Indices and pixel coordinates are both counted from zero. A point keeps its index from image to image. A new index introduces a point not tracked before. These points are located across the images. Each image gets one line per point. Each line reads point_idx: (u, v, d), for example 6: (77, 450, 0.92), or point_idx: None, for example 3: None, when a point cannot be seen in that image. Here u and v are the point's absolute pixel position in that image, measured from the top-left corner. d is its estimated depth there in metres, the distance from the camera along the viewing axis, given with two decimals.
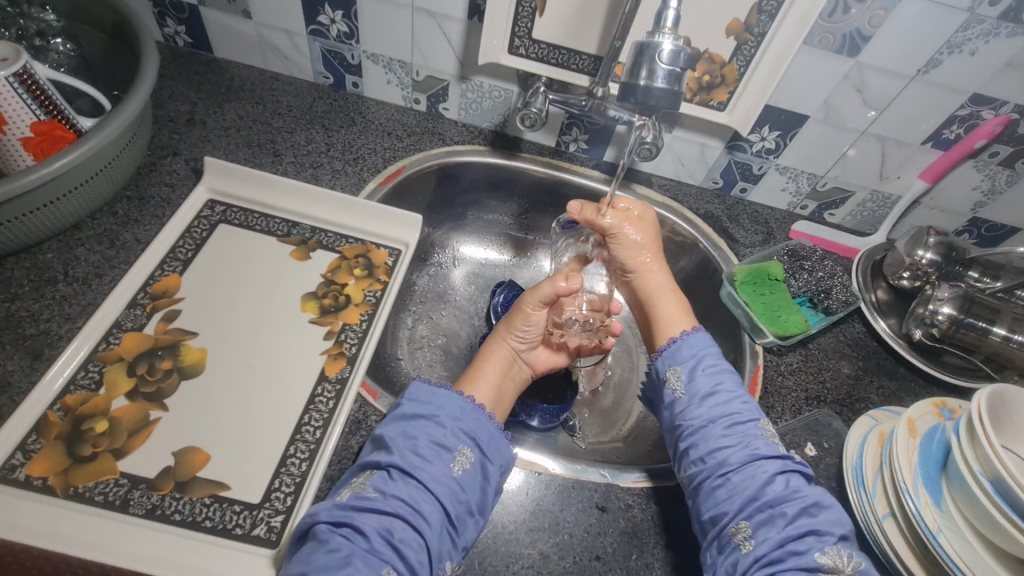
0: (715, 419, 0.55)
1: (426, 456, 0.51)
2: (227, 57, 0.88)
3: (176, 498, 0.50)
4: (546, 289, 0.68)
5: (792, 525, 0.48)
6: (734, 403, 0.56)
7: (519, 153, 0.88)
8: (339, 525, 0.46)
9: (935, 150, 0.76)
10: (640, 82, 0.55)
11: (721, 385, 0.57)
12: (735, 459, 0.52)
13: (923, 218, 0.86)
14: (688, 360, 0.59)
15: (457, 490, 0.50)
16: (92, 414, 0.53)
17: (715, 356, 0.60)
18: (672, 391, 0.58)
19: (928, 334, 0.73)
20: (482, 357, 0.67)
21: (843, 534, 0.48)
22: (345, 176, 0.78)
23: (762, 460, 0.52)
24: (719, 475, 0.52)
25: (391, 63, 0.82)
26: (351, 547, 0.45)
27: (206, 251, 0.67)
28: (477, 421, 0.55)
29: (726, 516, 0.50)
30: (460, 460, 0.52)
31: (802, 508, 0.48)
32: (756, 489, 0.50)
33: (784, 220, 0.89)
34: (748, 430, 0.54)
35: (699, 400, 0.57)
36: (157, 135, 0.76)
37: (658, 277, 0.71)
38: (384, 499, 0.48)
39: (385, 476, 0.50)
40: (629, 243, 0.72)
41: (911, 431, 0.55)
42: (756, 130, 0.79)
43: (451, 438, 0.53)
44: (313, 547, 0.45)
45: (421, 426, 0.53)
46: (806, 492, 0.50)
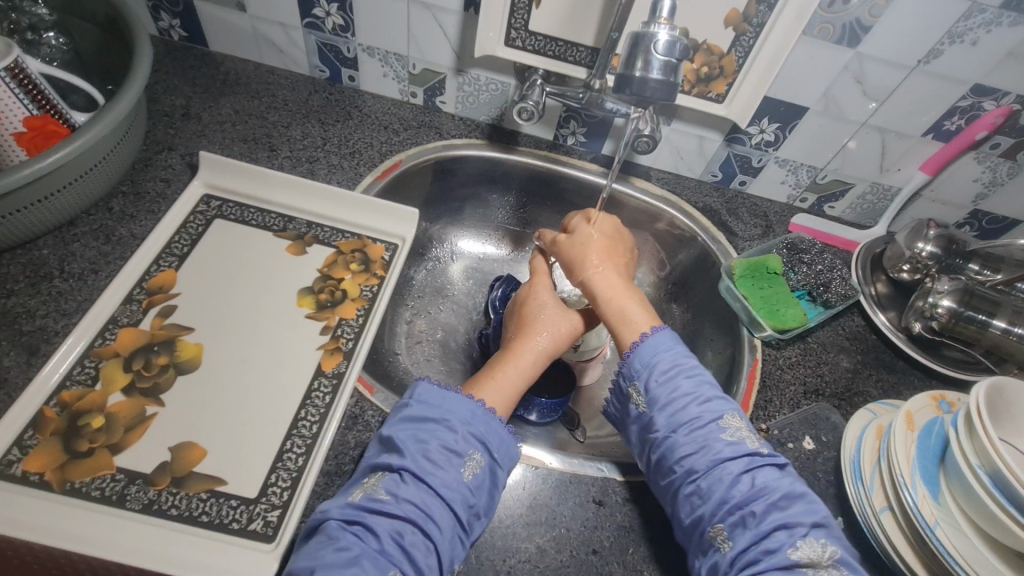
0: (677, 427, 0.53)
1: (438, 461, 0.50)
2: (222, 51, 0.87)
3: (173, 493, 0.50)
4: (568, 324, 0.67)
5: (763, 523, 0.47)
6: (691, 408, 0.54)
7: (516, 146, 0.87)
8: (350, 524, 0.46)
9: (936, 142, 0.75)
10: (636, 74, 0.55)
11: (677, 392, 0.55)
12: (701, 465, 0.51)
13: (924, 210, 0.86)
14: (641, 372, 0.57)
15: (468, 495, 0.50)
16: (88, 409, 0.53)
17: (673, 356, 0.57)
18: (634, 405, 0.57)
19: (927, 327, 0.73)
20: (506, 357, 0.63)
21: (813, 523, 0.48)
22: (341, 171, 0.78)
23: (727, 463, 0.51)
24: (691, 482, 0.51)
25: (387, 56, 0.82)
26: (361, 546, 0.45)
27: (202, 246, 0.67)
28: (489, 426, 0.53)
29: (704, 521, 0.49)
30: (470, 464, 0.51)
31: (770, 505, 0.48)
32: (724, 492, 0.49)
33: (783, 213, 0.89)
34: (708, 433, 0.53)
35: (658, 409, 0.55)
36: (152, 130, 0.76)
37: (594, 283, 0.66)
38: (397, 503, 0.47)
39: (397, 478, 0.49)
40: (569, 256, 0.70)
41: (909, 425, 0.55)
42: (755, 122, 0.78)
43: (463, 443, 0.52)
44: (322, 543, 0.45)
45: (432, 430, 0.52)
46: (775, 486, 0.49)
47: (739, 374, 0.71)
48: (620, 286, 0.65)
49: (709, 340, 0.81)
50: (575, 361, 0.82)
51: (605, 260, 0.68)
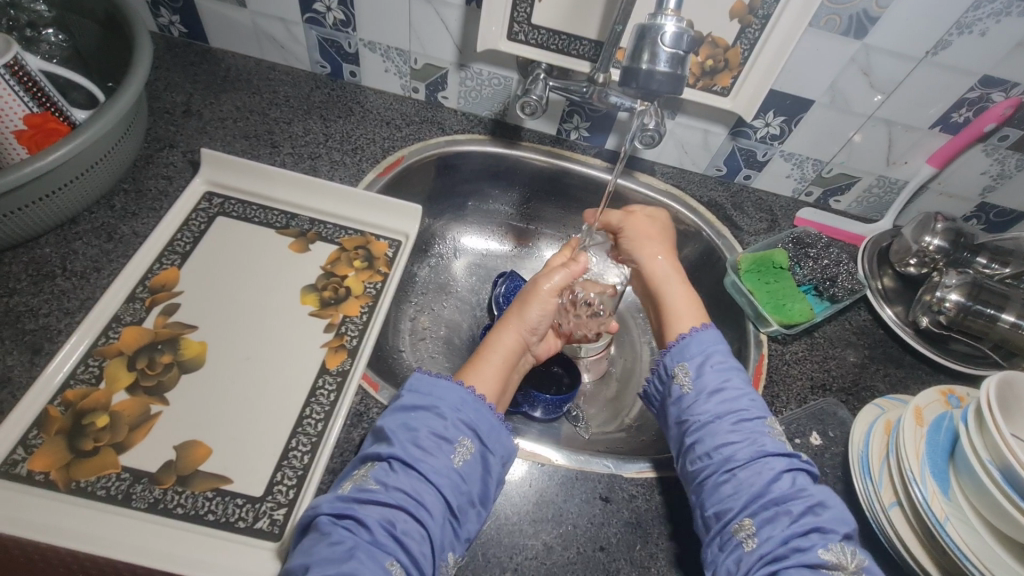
0: (723, 415, 0.54)
1: (428, 448, 0.51)
2: (222, 47, 0.87)
3: (178, 492, 0.50)
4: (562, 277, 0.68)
5: (798, 522, 0.47)
6: (743, 400, 0.55)
7: (519, 141, 0.87)
8: (341, 517, 0.47)
9: (943, 134, 0.75)
10: (642, 66, 0.54)
11: (728, 383, 0.56)
12: (743, 456, 0.51)
13: (931, 203, 0.85)
14: (696, 357, 0.58)
15: (457, 481, 0.51)
16: (92, 408, 0.52)
17: (725, 352, 0.59)
18: (680, 386, 0.58)
19: (935, 321, 0.72)
20: (486, 345, 0.64)
21: (845, 533, 0.47)
22: (343, 167, 0.78)
23: (769, 458, 0.51)
24: (725, 471, 0.51)
25: (389, 51, 0.81)
26: (353, 539, 0.45)
27: (205, 243, 0.67)
28: (478, 413, 0.55)
29: (730, 513, 0.49)
30: (460, 451, 0.53)
31: (806, 507, 0.48)
32: (763, 485, 0.49)
33: (789, 208, 0.88)
34: (755, 426, 0.53)
35: (707, 395, 0.56)
36: (153, 127, 0.75)
37: (660, 264, 0.71)
38: (387, 491, 0.48)
39: (386, 467, 0.50)
40: (637, 236, 0.73)
41: (918, 420, 0.54)
42: (760, 116, 0.77)
43: (452, 430, 0.53)
44: (314, 539, 0.45)
45: (421, 418, 0.53)
46: (811, 492, 0.49)
47: (746, 369, 0.71)
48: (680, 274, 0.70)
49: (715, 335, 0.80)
50: (579, 357, 0.85)
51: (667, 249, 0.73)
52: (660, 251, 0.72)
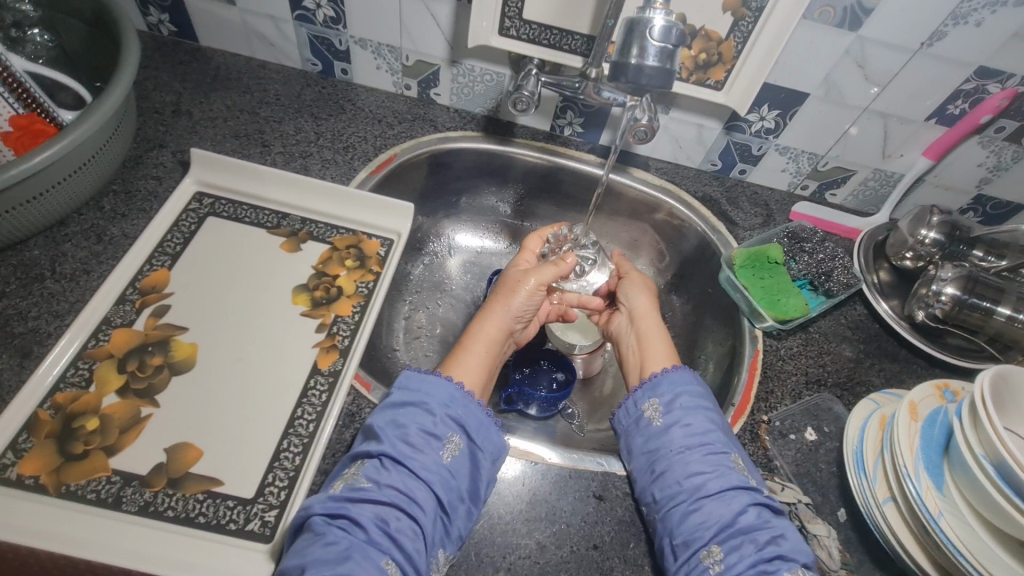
0: (693, 446, 0.56)
1: (417, 445, 0.51)
2: (212, 46, 0.86)
3: (169, 494, 0.50)
4: (550, 272, 0.70)
5: (763, 550, 0.49)
6: (711, 433, 0.57)
7: (512, 138, 0.86)
8: (334, 517, 0.47)
9: (939, 126, 0.74)
10: (631, 61, 0.54)
11: (698, 416, 0.58)
12: (713, 487, 0.53)
13: (927, 196, 0.84)
14: (666, 393, 0.60)
15: (447, 477, 0.51)
16: (83, 412, 0.52)
17: (695, 388, 0.60)
18: (649, 418, 0.59)
19: (930, 315, 0.72)
20: (469, 333, 0.65)
21: (805, 562, 0.49)
22: (334, 166, 0.77)
23: (736, 491, 0.53)
24: (695, 501, 0.52)
25: (380, 48, 0.81)
26: (348, 539, 0.45)
27: (195, 244, 0.67)
28: (466, 409, 0.55)
29: (699, 540, 0.50)
30: (449, 447, 0.53)
31: (772, 536, 0.50)
32: (731, 517, 0.51)
33: (784, 202, 0.88)
34: (722, 458, 0.55)
35: (678, 428, 0.57)
36: (142, 127, 0.75)
37: (647, 312, 0.73)
38: (379, 489, 0.48)
39: (377, 465, 0.50)
40: (636, 282, 0.76)
41: (912, 415, 0.54)
42: (755, 109, 0.77)
43: (441, 426, 0.53)
44: (308, 540, 0.45)
45: (410, 414, 0.53)
46: (774, 522, 0.51)
47: (740, 365, 0.70)
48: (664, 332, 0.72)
49: (709, 330, 0.80)
50: (574, 353, 0.84)
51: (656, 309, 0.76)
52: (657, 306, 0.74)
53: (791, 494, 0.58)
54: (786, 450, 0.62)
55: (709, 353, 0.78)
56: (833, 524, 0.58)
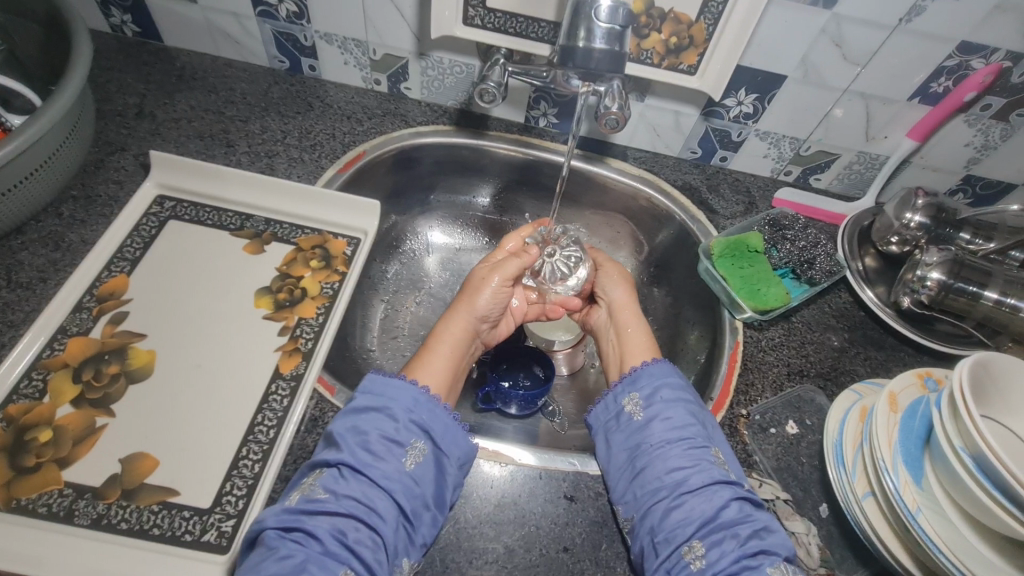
0: (673, 440, 0.54)
1: (378, 452, 0.50)
2: (178, 46, 0.84)
3: (123, 506, 0.48)
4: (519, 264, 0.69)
5: (746, 545, 0.47)
6: (691, 427, 0.55)
7: (485, 131, 0.84)
8: (289, 530, 0.45)
9: (922, 105, 0.72)
10: (579, 44, 0.52)
11: (676, 409, 0.56)
12: (694, 482, 0.51)
13: (914, 178, 0.82)
14: (644, 387, 0.58)
15: (410, 484, 0.49)
16: (35, 423, 0.51)
17: (673, 380, 0.59)
18: (628, 414, 0.57)
19: (916, 301, 0.70)
20: (435, 336, 0.63)
21: (787, 555, 0.48)
22: (301, 165, 0.75)
23: (718, 485, 0.51)
24: (676, 497, 0.50)
25: (346, 43, 0.78)
26: (303, 552, 0.44)
27: (156, 249, 0.65)
28: (431, 413, 0.53)
29: (680, 537, 0.48)
30: (413, 453, 0.51)
31: (754, 530, 0.48)
32: (712, 511, 0.49)
33: (767, 188, 0.85)
34: (703, 452, 0.53)
35: (657, 423, 0.55)
36: (103, 131, 0.73)
37: (626, 304, 0.72)
38: (337, 500, 0.47)
39: (335, 475, 0.49)
40: (612, 275, 0.75)
41: (892, 406, 0.52)
42: (731, 94, 0.74)
43: (404, 432, 0.51)
44: (260, 555, 0.44)
45: (372, 420, 0.51)
46: (757, 516, 0.50)
47: (721, 357, 0.68)
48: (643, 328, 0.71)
49: (690, 322, 0.78)
50: (555, 349, 0.83)
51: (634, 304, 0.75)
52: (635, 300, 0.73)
53: (770, 490, 0.56)
54: (767, 445, 0.60)
55: (690, 346, 0.76)
56: (815, 520, 0.56)
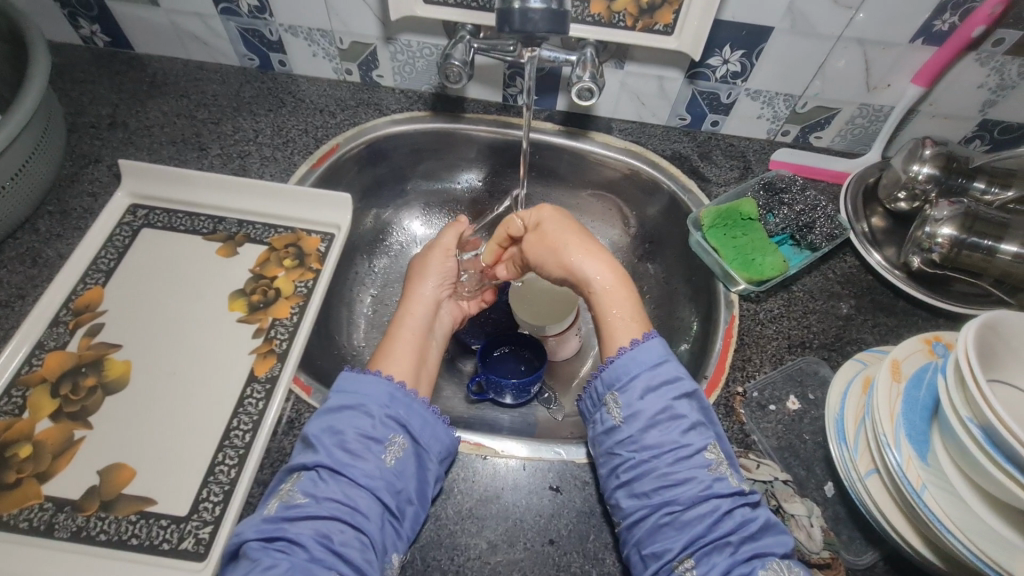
0: (663, 452, 0.49)
1: (356, 450, 0.48)
2: (148, 52, 0.81)
3: (102, 518, 0.49)
4: (450, 235, 0.69)
5: (738, 552, 0.45)
6: (681, 434, 0.49)
7: (463, 114, 0.80)
8: (271, 540, 0.44)
9: (927, 47, 0.66)
10: (514, 6, 0.51)
11: (665, 415, 0.50)
12: (686, 496, 0.47)
13: (923, 128, 0.76)
14: (627, 384, 0.52)
15: (393, 481, 0.48)
16: (15, 439, 0.51)
17: (664, 374, 0.52)
18: (612, 417, 0.52)
19: (927, 260, 0.64)
20: (398, 321, 0.61)
21: (784, 552, 0.45)
22: (274, 163, 0.74)
23: (713, 498, 0.47)
24: (666, 512, 0.47)
25: (311, 34, 0.75)
26: (288, 560, 0.42)
27: (130, 259, 0.65)
28: (408, 408, 0.51)
29: (670, 551, 0.45)
30: (392, 449, 0.49)
31: (746, 535, 0.45)
32: (705, 526, 0.46)
33: (764, 151, 0.80)
34: (697, 461, 0.48)
35: (643, 431, 0.50)
36: (76, 144, 0.73)
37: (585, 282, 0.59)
38: (317, 503, 0.45)
39: (314, 477, 0.47)
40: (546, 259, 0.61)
41: (895, 375, 0.48)
42: (715, 52, 0.70)
43: (381, 428, 0.50)
44: (245, 567, 0.42)
45: (347, 419, 0.50)
46: (752, 514, 0.47)
47: (716, 334, 0.64)
48: (615, 273, 0.58)
49: (686, 298, 0.74)
50: (545, 334, 0.76)
51: (587, 246, 0.60)
52: (570, 253, 0.59)
53: (768, 471, 0.53)
54: (766, 423, 0.57)
55: (686, 322, 0.73)
56: (819, 500, 0.53)
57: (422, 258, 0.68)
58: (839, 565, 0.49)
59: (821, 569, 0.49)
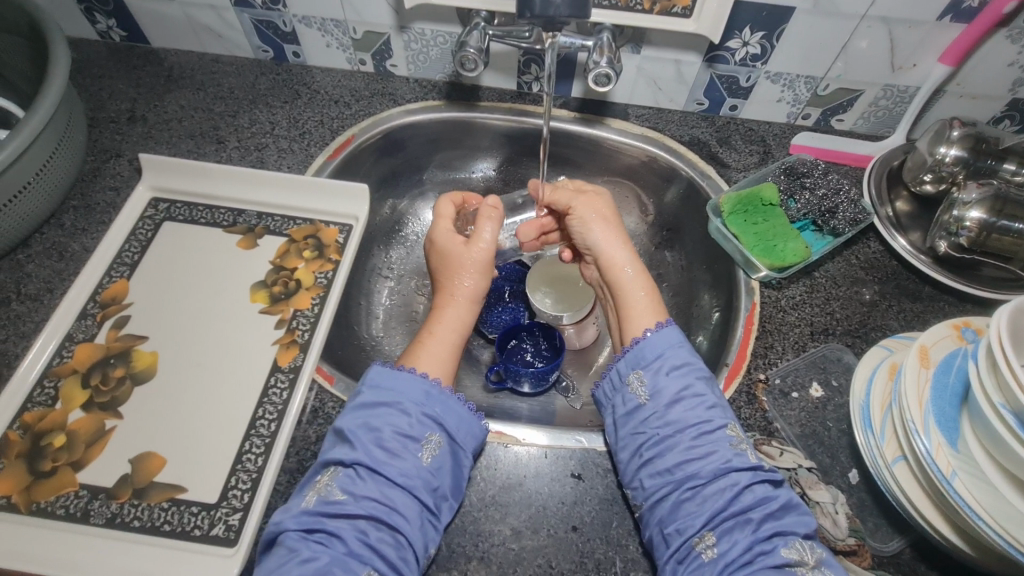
0: (685, 428, 0.49)
1: (393, 449, 0.48)
2: (164, 46, 0.82)
3: (135, 505, 0.50)
4: (489, 231, 0.64)
5: (760, 529, 0.45)
6: (702, 410, 0.50)
7: (478, 103, 0.80)
8: (310, 531, 0.44)
9: (955, 24, 0.64)
10: None
11: (689, 393, 0.51)
12: (709, 469, 0.47)
13: (949, 109, 0.74)
14: (652, 363, 0.53)
15: (429, 478, 0.48)
16: (49, 429, 0.53)
17: (684, 354, 0.53)
18: (636, 396, 0.52)
19: (954, 245, 0.63)
20: (436, 318, 0.60)
21: (806, 532, 0.45)
22: (291, 155, 0.74)
23: (733, 472, 0.47)
24: (688, 488, 0.47)
25: (325, 24, 0.74)
26: (328, 553, 0.43)
27: (154, 252, 0.66)
28: (445, 406, 0.51)
29: (691, 527, 0.46)
30: (428, 447, 0.49)
31: (766, 513, 0.45)
32: (726, 501, 0.46)
33: (783, 135, 0.78)
34: (719, 437, 0.49)
35: (665, 408, 0.50)
36: (97, 138, 0.73)
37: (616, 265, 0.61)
38: (356, 502, 0.45)
39: (351, 474, 0.47)
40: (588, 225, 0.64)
41: (923, 361, 0.47)
42: (735, 34, 0.68)
43: (418, 427, 0.49)
44: (282, 557, 0.43)
45: (384, 416, 0.49)
46: (773, 494, 0.47)
47: (736, 321, 0.64)
48: (642, 263, 0.61)
49: (705, 284, 0.74)
50: (563, 324, 0.77)
51: (623, 234, 0.63)
52: (610, 236, 0.63)
53: (791, 458, 0.53)
54: (788, 410, 0.57)
55: (705, 309, 0.72)
56: (844, 488, 0.53)
57: (455, 251, 0.63)
58: (864, 552, 0.49)
59: (846, 555, 0.49)
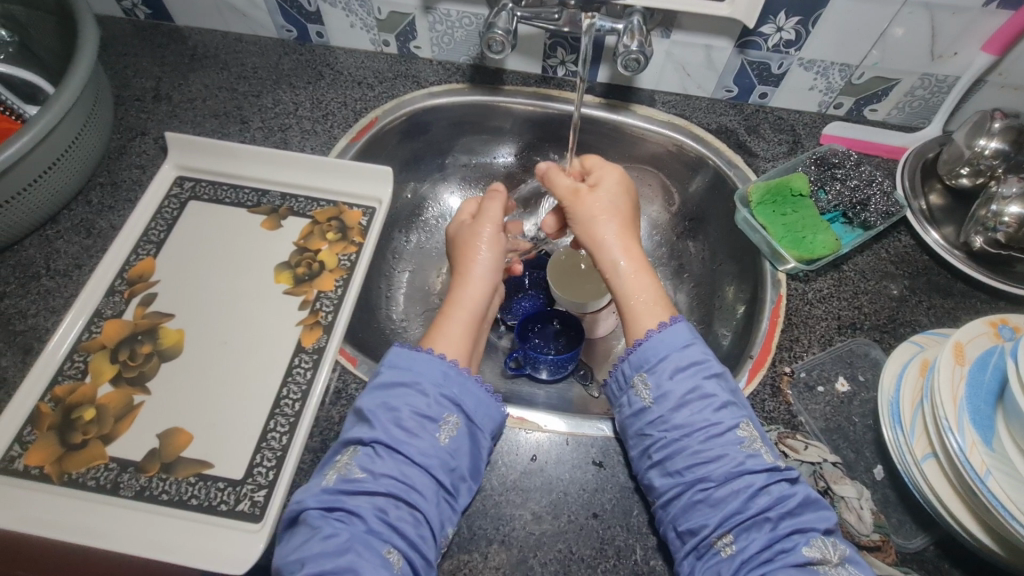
0: (694, 431, 0.48)
1: (411, 429, 0.48)
2: (188, 24, 0.81)
3: (163, 479, 0.51)
4: (495, 210, 0.64)
5: (779, 527, 0.45)
6: (710, 412, 0.49)
7: (501, 86, 0.79)
8: (330, 509, 0.45)
9: (1002, 11, 0.61)
10: None
11: (694, 395, 0.50)
12: (719, 473, 0.47)
13: (990, 100, 0.71)
14: (655, 366, 0.52)
15: (446, 458, 0.48)
16: (79, 403, 0.54)
17: (691, 354, 0.52)
18: (640, 399, 0.51)
19: (990, 241, 0.62)
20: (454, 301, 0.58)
21: (827, 528, 0.45)
22: (314, 136, 0.74)
23: (747, 474, 0.46)
24: (699, 489, 0.47)
25: (349, 3, 0.73)
26: (348, 530, 0.43)
27: (178, 230, 0.66)
28: (463, 387, 0.51)
29: (708, 527, 0.45)
30: (446, 427, 0.49)
31: (785, 511, 0.45)
32: (740, 503, 0.45)
33: (814, 125, 0.77)
34: (730, 438, 0.48)
35: (672, 410, 0.50)
36: (123, 116, 0.74)
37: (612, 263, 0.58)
38: (374, 480, 0.46)
39: (371, 453, 0.47)
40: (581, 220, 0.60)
41: (957, 358, 0.46)
42: (769, 20, 0.66)
43: (435, 407, 0.49)
44: (304, 535, 0.44)
45: (403, 396, 0.49)
46: (793, 491, 0.46)
47: (761, 313, 0.63)
48: (641, 261, 0.58)
49: (728, 276, 0.73)
50: (585, 312, 0.76)
51: (625, 228, 0.59)
52: (607, 228, 0.59)
53: (816, 452, 0.52)
54: (813, 404, 0.56)
55: (729, 302, 0.71)
56: (868, 483, 0.52)
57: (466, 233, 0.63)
58: (889, 548, 0.48)
59: (870, 551, 0.48)
